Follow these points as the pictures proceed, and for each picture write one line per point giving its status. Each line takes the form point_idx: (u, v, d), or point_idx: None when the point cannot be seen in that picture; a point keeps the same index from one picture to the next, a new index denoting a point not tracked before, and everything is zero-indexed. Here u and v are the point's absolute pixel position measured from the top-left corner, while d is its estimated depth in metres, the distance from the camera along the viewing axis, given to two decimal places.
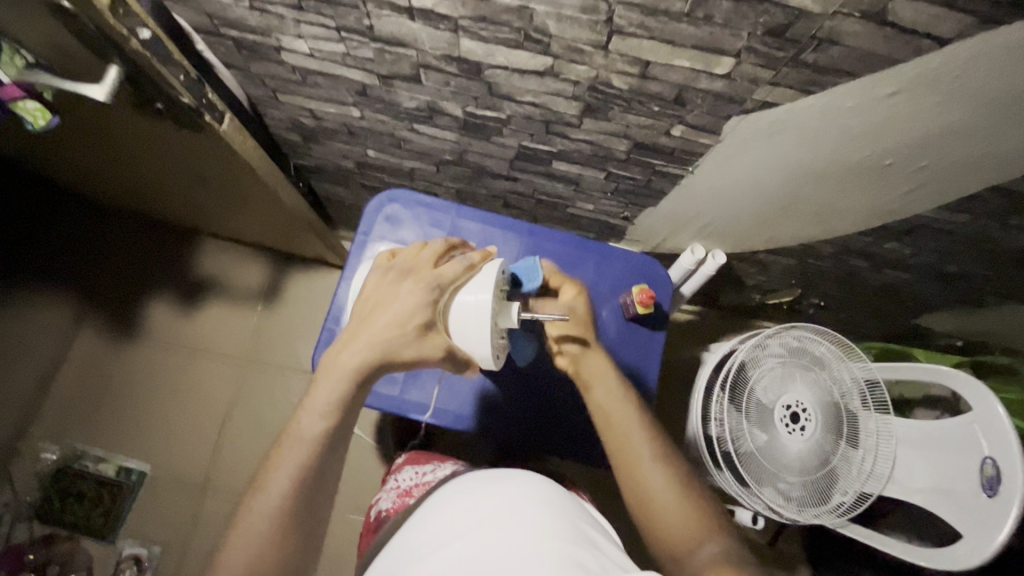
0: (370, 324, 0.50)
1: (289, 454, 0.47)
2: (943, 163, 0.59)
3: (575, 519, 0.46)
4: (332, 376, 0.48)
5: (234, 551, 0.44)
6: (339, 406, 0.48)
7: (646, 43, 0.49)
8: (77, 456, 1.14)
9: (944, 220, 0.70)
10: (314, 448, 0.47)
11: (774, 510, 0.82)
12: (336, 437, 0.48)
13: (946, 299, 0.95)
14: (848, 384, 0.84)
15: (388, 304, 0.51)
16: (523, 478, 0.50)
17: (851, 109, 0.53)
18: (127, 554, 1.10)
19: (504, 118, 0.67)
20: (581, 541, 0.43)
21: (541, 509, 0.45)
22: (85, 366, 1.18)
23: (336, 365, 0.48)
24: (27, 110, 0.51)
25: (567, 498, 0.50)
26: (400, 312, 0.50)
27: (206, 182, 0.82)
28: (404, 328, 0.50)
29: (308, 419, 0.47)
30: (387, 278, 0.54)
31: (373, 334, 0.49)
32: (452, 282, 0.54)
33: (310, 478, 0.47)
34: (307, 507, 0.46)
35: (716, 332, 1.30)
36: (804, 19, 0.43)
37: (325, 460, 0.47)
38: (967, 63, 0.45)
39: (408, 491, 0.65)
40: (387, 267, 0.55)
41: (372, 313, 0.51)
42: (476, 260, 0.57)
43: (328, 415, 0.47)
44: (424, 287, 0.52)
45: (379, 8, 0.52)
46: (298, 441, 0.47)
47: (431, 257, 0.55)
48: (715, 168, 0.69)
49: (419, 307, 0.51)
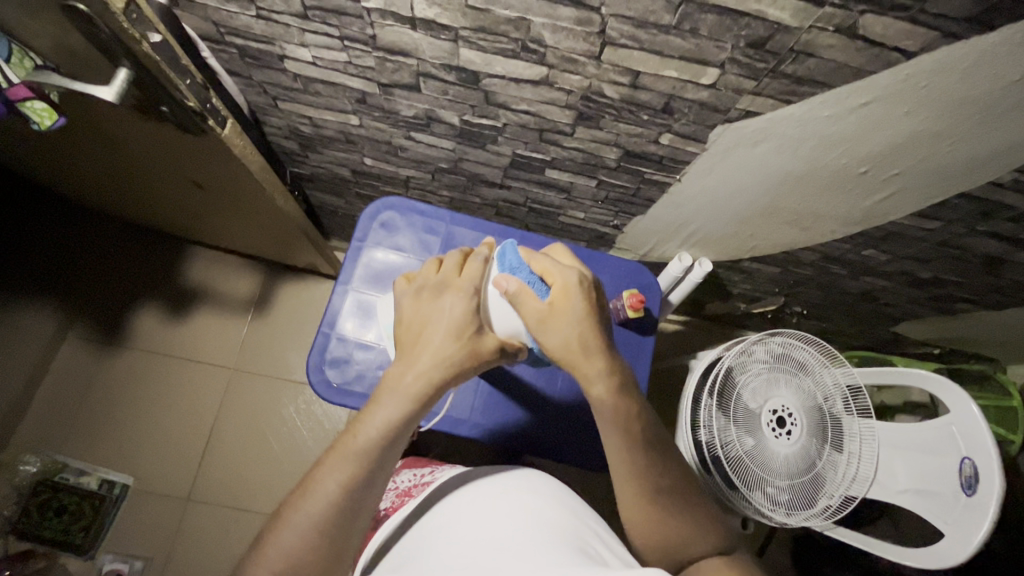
0: (427, 345, 0.51)
1: (340, 464, 0.47)
2: (913, 171, 0.63)
3: (583, 515, 0.49)
4: (395, 397, 0.49)
5: (277, 549, 0.44)
6: (397, 425, 0.48)
7: (637, 54, 0.52)
8: (58, 468, 1.11)
9: (917, 227, 0.73)
10: (364, 461, 0.47)
11: (764, 516, 0.82)
12: (386, 453, 0.48)
13: (921, 306, 0.99)
14: (831, 388, 0.85)
15: (435, 321, 0.52)
16: (530, 476, 0.53)
17: (827, 117, 0.56)
18: (107, 569, 1.06)
19: (500, 126, 0.69)
20: (585, 533, 0.46)
21: (547, 504, 0.48)
22: (68, 376, 1.16)
23: (400, 387, 0.49)
24: (34, 110, 0.54)
25: (570, 494, 0.53)
26: (451, 326, 0.51)
27: (202, 189, 0.83)
28: (461, 338, 0.51)
29: (364, 433, 0.48)
30: (422, 298, 0.54)
31: (435, 353, 0.50)
32: (482, 282, 0.55)
33: (355, 492, 0.47)
34: (350, 516, 0.46)
35: (701, 340, 1.33)
36: (783, 33, 0.47)
37: (372, 474, 0.47)
38: (933, 75, 0.49)
39: (407, 491, 0.65)
40: (416, 289, 0.54)
41: (423, 335, 0.51)
42: (489, 255, 0.57)
43: (384, 432, 0.48)
44: (463, 297, 0.53)
45: (383, 18, 0.54)
46: (350, 452, 0.47)
47: (455, 266, 0.55)
48: (701, 175, 0.72)
49: (467, 317, 0.52)
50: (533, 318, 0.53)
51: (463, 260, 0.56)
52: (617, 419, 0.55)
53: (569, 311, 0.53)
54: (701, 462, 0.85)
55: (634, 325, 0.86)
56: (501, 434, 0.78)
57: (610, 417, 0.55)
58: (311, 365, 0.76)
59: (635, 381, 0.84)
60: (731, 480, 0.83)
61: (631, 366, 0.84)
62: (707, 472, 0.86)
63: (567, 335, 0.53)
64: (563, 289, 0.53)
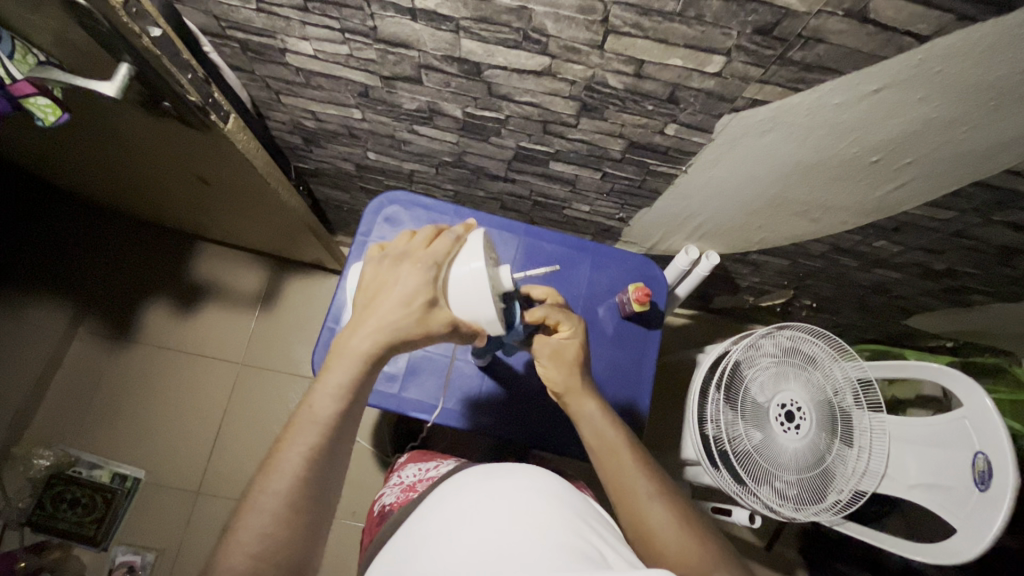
0: (377, 310, 0.48)
1: (301, 436, 0.45)
2: (925, 160, 0.61)
3: (584, 514, 0.48)
4: (344, 360, 0.47)
5: (246, 533, 0.42)
6: (351, 390, 0.47)
7: (641, 42, 0.51)
8: (70, 462, 1.12)
9: (930, 217, 0.72)
10: (325, 431, 0.45)
11: (772, 510, 0.81)
12: (346, 421, 0.47)
13: (934, 299, 0.98)
14: (841, 382, 0.84)
15: (390, 288, 0.49)
16: (530, 470, 0.52)
17: (837, 105, 0.55)
18: (119, 561, 1.08)
19: (502, 118, 0.69)
20: (586, 534, 0.45)
21: (548, 503, 0.47)
22: (79, 370, 1.18)
23: (348, 350, 0.47)
24: (39, 107, 0.54)
25: (570, 490, 0.52)
26: (405, 294, 0.49)
27: (208, 184, 0.83)
28: (411, 307, 0.49)
29: (320, 402, 0.46)
30: (383, 265, 0.52)
31: (382, 318, 0.48)
32: (447, 258, 0.53)
33: (319, 462, 0.45)
34: (316, 490, 0.45)
35: (708, 334, 1.32)
36: (791, 18, 0.46)
37: (335, 444, 0.46)
38: (946, 61, 0.48)
39: (412, 486, 0.66)
40: (380, 256, 0.52)
41: (375, 300, 0.49)
42: (461, 233, 0.55)
43: (340, 399, 0.46)
44: (423, 268, 0.51)
45: (383, 9, 0.54)
46: (310, 423, 0.45)
47: (422, 239, 0.53)
48: (708, 166, 0.71)
49: (423, 286, 0.50)
50: (545, 355, 0.64)
51: (433, 236, 0.54)
52: (597, 434, 0.61)
53: (574, 349, 0.64)
54: (708, 456, 0.84)
55: (640, 318, 0.85)
56: (506, 429, 0.77)
57: (598, 431, 0.61)
58: (315, 359, 0.77)
59: (641, 375, 0.84)
60: (739, 475, 0.82)
61: (637, 360, 0.84)
62: (715, 467, 0.85)
63: (572, 369, 0.63)
64: (571, 330, 0.64)
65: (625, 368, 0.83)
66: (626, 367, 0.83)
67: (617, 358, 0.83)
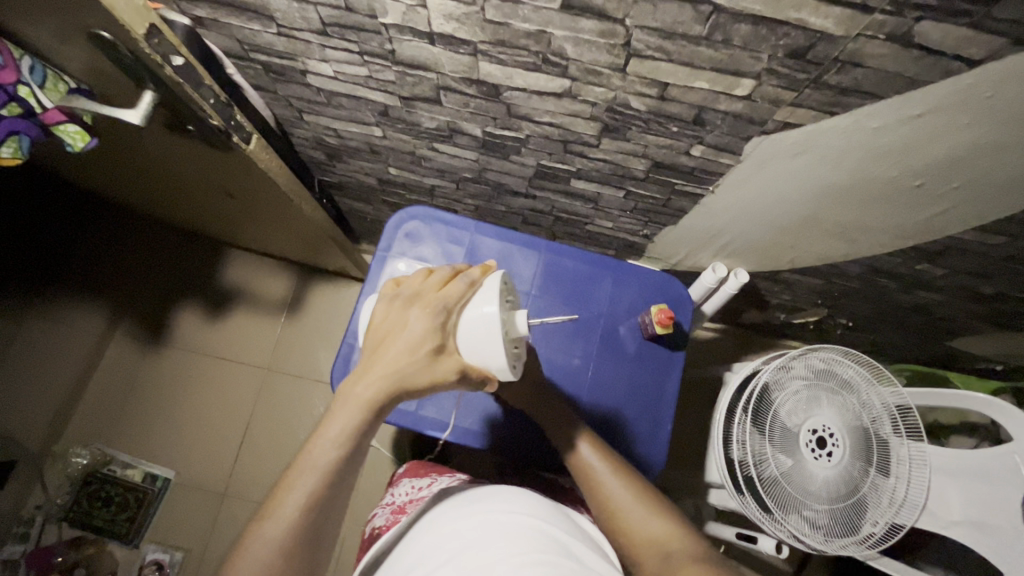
0: (383, 356, 0.48)
1: (299, 481, 0.45)
2: (976, 183, 0.57)
3: (566, 541, 0.48)
4: (347, 406, 0.46)
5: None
6: (353, 438, 0.46)
7: (665, 65, 0.49)
8: (106, 461, 1.17)
9: (977, 242, 0.67)
10: (325, 477, 0.45)
11: (798, 541, 0.77)
12: (347, 468, 0.46)
13: (983, 321, 0.91)
14: (879, 409, 0.79)
15: (397, 333, 0.49)
16: (513, 493, 0.53)
17: (876, 130, 0.52)
18: (149, 559, 1.12)
19: (522, 137, 0.67)
20: (568, 555, 0.46)
21: (529, 525, 0.48)
22: (116, 372, 1.22)
23: (352, 396, 0.46)
24: (68, 133, 0.56)
25: (554, 513, 0.53)
26: (411, 340, 0.48)
27: (234, 198, 0.85)
28: (418, 354, 0.48)
29: (321, 447, 0.45)
30: (394, 305, 0.51)
31: (387, 365, 0.47)
32: (460, 302, 0.52)
33: (316, 510, 0.45)
34: (311, 537, 0.45)
35: (737, 350, 1.28)
36: (826, 42, 0.43)
37: (334, 489, 0.46)
38: (1001, 84, 0.44)
39: (401, 507, 0.65)
40: (393, 294, 0.52)
41: (383, 344, 0.49)
42: (476, 278, 0.54)
43: (341, 446, 0.45)
44: (432, 312, 0.50)
45: (400, 33, 0.53)
46: (310, 469, 0.45)
47: (437, 281, 0.52)
48: (737, 185, 0.67)
49: (430, 332, 0.49)
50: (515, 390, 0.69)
51: (447, 277, 0.53)
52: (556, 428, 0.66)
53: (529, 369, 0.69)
54: (733, 482, 0.81)
55: (663, 339, 0.82)
56: (521, 450, 0.77)
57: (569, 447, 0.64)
58: (334, 375, 0.77)
59: (664, 397, 0.81)
60: (765, 502, 0.77)
61: (660, 382, 0.81)
62: (739, 493, 0.81)
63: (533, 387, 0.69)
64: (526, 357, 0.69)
65: (647, 391, 0.81)
66: (649, 388, 0.81)
67: (639, 379, 0.81)
